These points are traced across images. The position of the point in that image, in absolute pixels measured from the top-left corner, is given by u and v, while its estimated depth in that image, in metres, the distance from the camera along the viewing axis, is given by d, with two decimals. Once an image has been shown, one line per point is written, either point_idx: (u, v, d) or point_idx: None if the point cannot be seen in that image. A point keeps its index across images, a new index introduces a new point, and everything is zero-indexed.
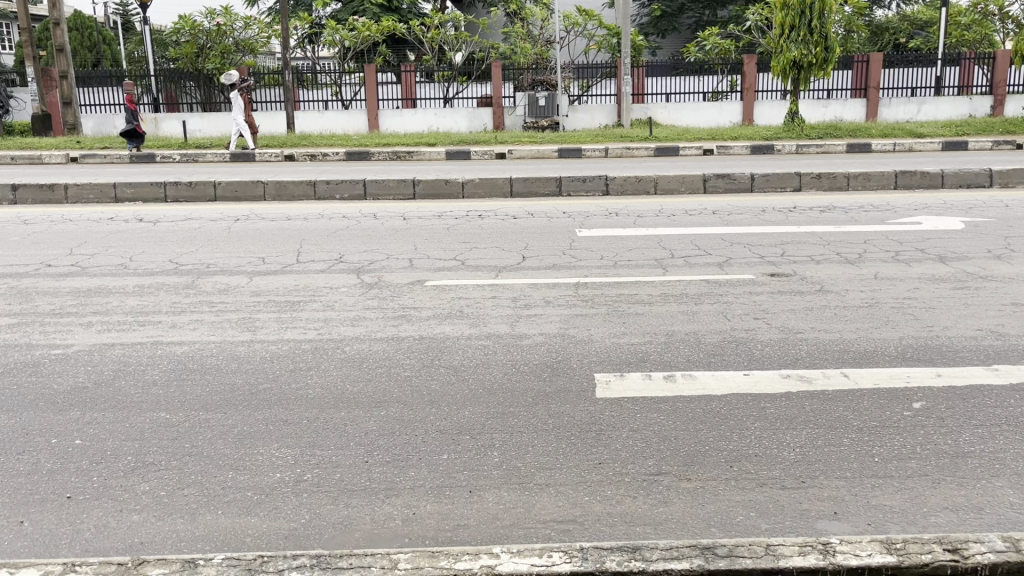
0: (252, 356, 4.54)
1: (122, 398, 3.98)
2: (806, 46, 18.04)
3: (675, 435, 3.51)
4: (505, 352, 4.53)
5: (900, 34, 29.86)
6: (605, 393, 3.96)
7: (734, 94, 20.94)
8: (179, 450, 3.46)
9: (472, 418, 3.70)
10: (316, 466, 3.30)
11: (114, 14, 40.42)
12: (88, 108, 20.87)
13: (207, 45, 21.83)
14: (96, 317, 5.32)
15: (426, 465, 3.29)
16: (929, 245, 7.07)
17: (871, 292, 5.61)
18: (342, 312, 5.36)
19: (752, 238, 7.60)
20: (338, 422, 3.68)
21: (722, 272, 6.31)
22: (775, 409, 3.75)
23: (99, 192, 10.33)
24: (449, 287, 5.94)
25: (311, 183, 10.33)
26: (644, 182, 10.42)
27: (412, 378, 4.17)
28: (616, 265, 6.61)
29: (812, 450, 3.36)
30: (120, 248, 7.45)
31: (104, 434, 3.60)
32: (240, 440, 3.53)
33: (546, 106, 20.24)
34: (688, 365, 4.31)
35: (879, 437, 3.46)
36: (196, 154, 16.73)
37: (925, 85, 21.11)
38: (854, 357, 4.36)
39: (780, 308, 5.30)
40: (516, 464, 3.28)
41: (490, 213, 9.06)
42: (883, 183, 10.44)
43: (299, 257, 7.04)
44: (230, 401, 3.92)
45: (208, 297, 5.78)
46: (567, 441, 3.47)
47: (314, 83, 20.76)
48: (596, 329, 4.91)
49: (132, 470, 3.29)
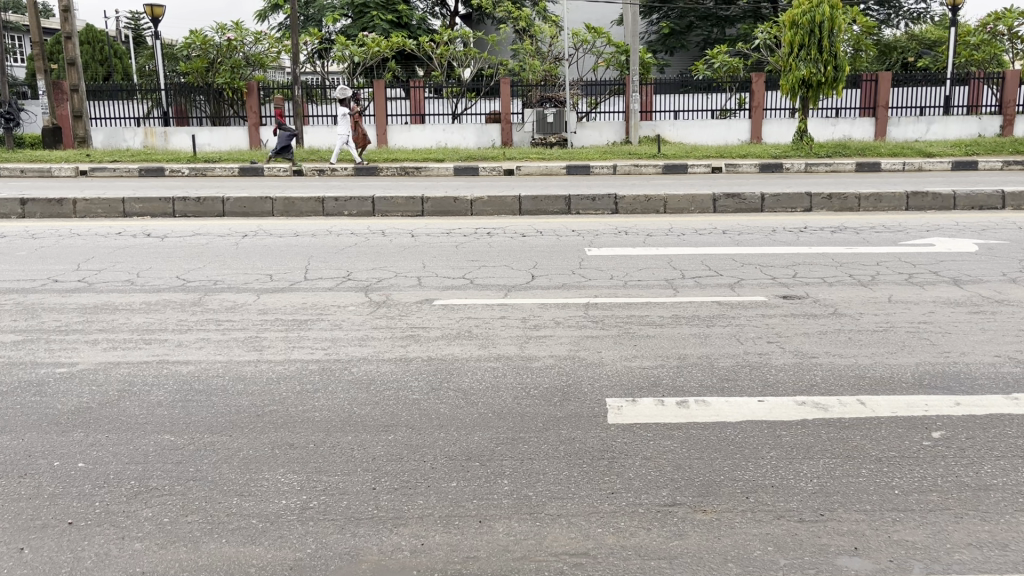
0: (259, 375, 4.49)
1: (125, 419, 3.92)
2: (815, 65, 18.01)
3: (689, 463, 3.44)
4: (515, 375, 4.46)
5: (908, 53, 29.85)
6: (617, 418, 3.89)
7: (742, 111, 20.94)
8: (184, 474, 3.40)
9: (482, 444, 3.63)
10: (323, 492, 3.24)
11: (125, 28, 40.58)
12: (99, 121, 20.98)
13: (217, 59, 21.94)
14: (103, 335, 5.27)
15: (435, 492, 3.22)
16: (943, 267, 6.99)
17: (886, 316, 5.53)
18: (349, 332, 5.30)
19: (763, 259, 7.50)
20: (345, 446, 3.62)
21: (733, 293, 6.23)
22: (791, 437, 3.68)
23: (108, 208, 10.32)
24: (458, 307, 5.89)
25: (319, 200, 10.31)
26: (654, 201, 10.38)
27: (421, 401, 4.10)
28: (626, 285, 6.54)
29: (830, 481, 3.28)
30: (127, 264, 7.42)
31: (107, 457, 3.55)
32: (246, 465, 3.46)
33: (554, 123, 20.53)
34: (701, 391, 4.22)
35: (899, 468, 3.38)
36: (205, 168, 16.81)
37: (934, 104, 21.06)
38: (871, 384, 4.28)
39: (794, 331, 5.21)
40: (526, 493, 3.21)
41: (499, 231, 9.03)
42: (894, 203, 10.35)
43: (307, 274, 7.00)
44: (236, 423, 3.87)
45: (215, 315, 5.73)
46: (578, 469, 3.40)
47: (324, 98, 20.84)
48: (607, 351, 4.84)
49: (135, 495, 3.23)
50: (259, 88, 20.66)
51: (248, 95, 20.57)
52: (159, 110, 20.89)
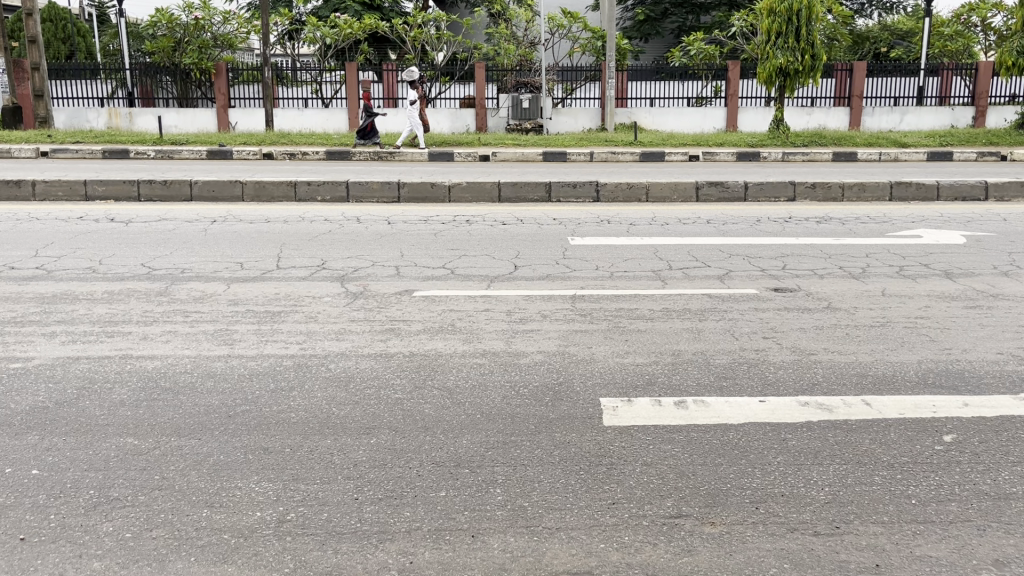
0: (230, 372, 4.21)
1: (83, 421, 3.62)
2: (792, 53, 17.91)
3: (693, 470, 3.24)
4: (503, 372, 4.23)
5: (880, 43, 29.89)
6: (612, 420, 3.67)
7: (718, 100, 20.76)
8: (148, 482, 3.12)
9: (471, 448, 3.40)
10: (301, 503, 2.99)
11: (87, 5, 39.38)
12: (61, 101, 20.27)
13: (184, 39, 21.41)
14: (61, 327, 4.94)
15: (422, 503, 2.99)
16: (933, 260, 6.86)
17: (881, 311, 5.37)
18: (325, 325, 5.02)
19: (751, 250, 7.32)
20: (324, 451, 3.36)
21: (723, 286, 6.04)
22: (797, 440, 3.49)
23: (68, 190, 9.85)
24: (440, 298, 5.64)
25: (291, 185, 9.96)
26: (636, 189, 10.19)
27: (404, 402, 3.85)
28: (612, 276, 6.33)
29: (843, 490, 3.09)
30: (89, 250, 7.06)
31: (64, 463, 3.25)
32: (216, 472, 3.20)
33: (530, 109, 20.20)
34: (699, 391, 4.02)
35: (913, 475, 3.20)
36: (173, 151, 16.33)
37: (907, 94, 21.05)
38: (874, 383, 4.10)
39: (789, 326, 5.04)
40: (521, 503, 2.99)
41: (478, 218, 8.77)
42: (878, 194, 10.27)
43: (280, 262, 6.70)
44: (205, 426, 3.59)
45: (182, 306, 5.42)
46: (575, 476, 3.18)
47: (294, 81, 20.30)
48: (597, 347, 4.62)
49: (94, 507, 2.95)
50: (228, 69, 20.25)
51: (217, 77, 20.06)
52: (124, 91, 20.25)
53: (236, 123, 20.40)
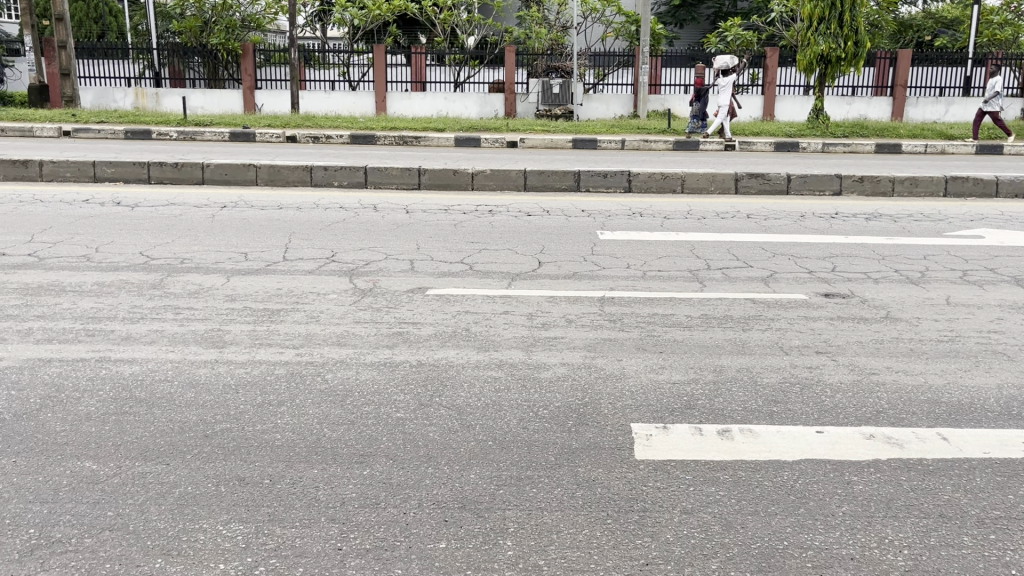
0: (214, 383, 3.73)
1: (40, 439, 3.18)
2: (835, 39, 16.99)
3: (743, 522, 2.71)
4: (521, 390, 3.71)
5: (923, 32, 28.59)
6: (646, 453, 3.14)
7: (754, 87, 19.92)
8: (100, 521, 2.66)
9: (480, 485, 2.90)
10: (274, 554, 2.51)
11: None
12: (88, 80, 19.95)
13: (211, 19, 21.13)
14: (39, 324, 4.50)
15: (417, 558, 2.50)
16: (999, 264, 6.22)
17: (947, 323, 4.78)
18: (327, 326, 4.55)
19: (795, 248, 6.74)
20: (308, 484, 2.89)
21: (769, 289, 5.48)
22: (865, 485, 2.95)
23: (77, 171, 9.47)
24: (455, 299, 5.13)
25: (307, 169, 9.52)
26: (670, 179, 9.61)
27: (407, 424, 3.35)
28: (645, 276, 5.78)
29: (926, 554, 2.56)
30: (87, 236, 6.66)
31: (6, 493, 2.81)
32: (180, 509, 2.74)
33: (560, 95, 19.06)
34: (746, 417, 3.48)
35: (1012, 537, 2.65)
36: (195, 132, 15.96)
37: (953, 84, 19.88)
38: (949, 413, 3.52)
39: (844, 339, 4.47)
40: (536, 562, 2.49)
41: (502, 209, 8.25)
42: (931, 189, 9.60)
43: (286, 253, 6.23)
44: (177, 448, 3.13)
45: (174, 301, 4.97)
46: (602, 527, 2.67)
47: (322, 63, 19.87)
48: (628, 361, 4.09)
49: (30, 552, 2.50)
50: (256, 50, 19.89)
51: (244, 57, 19.74)
52: (151, 71, 19.96)
53: (261, 105, 20.00)
